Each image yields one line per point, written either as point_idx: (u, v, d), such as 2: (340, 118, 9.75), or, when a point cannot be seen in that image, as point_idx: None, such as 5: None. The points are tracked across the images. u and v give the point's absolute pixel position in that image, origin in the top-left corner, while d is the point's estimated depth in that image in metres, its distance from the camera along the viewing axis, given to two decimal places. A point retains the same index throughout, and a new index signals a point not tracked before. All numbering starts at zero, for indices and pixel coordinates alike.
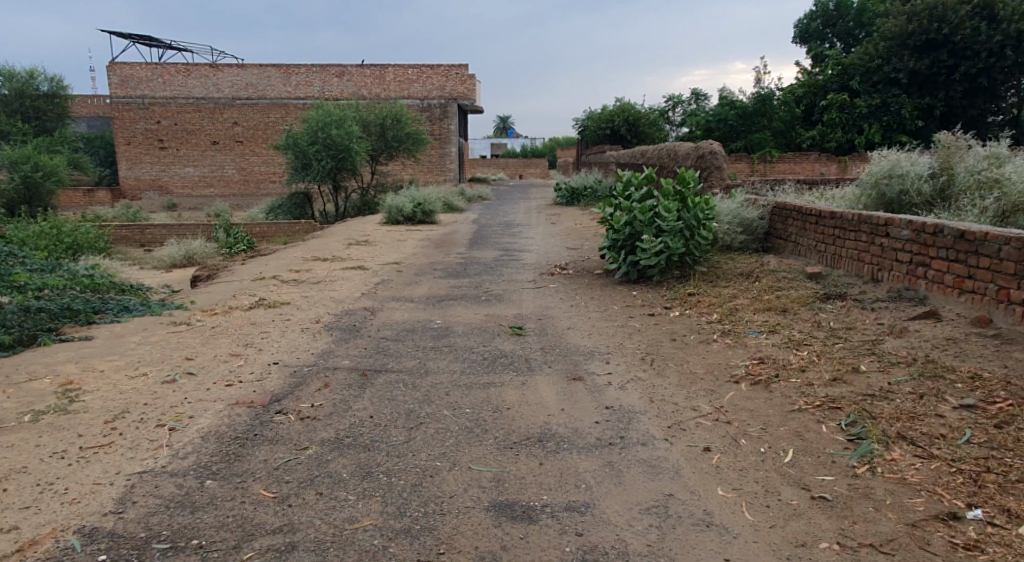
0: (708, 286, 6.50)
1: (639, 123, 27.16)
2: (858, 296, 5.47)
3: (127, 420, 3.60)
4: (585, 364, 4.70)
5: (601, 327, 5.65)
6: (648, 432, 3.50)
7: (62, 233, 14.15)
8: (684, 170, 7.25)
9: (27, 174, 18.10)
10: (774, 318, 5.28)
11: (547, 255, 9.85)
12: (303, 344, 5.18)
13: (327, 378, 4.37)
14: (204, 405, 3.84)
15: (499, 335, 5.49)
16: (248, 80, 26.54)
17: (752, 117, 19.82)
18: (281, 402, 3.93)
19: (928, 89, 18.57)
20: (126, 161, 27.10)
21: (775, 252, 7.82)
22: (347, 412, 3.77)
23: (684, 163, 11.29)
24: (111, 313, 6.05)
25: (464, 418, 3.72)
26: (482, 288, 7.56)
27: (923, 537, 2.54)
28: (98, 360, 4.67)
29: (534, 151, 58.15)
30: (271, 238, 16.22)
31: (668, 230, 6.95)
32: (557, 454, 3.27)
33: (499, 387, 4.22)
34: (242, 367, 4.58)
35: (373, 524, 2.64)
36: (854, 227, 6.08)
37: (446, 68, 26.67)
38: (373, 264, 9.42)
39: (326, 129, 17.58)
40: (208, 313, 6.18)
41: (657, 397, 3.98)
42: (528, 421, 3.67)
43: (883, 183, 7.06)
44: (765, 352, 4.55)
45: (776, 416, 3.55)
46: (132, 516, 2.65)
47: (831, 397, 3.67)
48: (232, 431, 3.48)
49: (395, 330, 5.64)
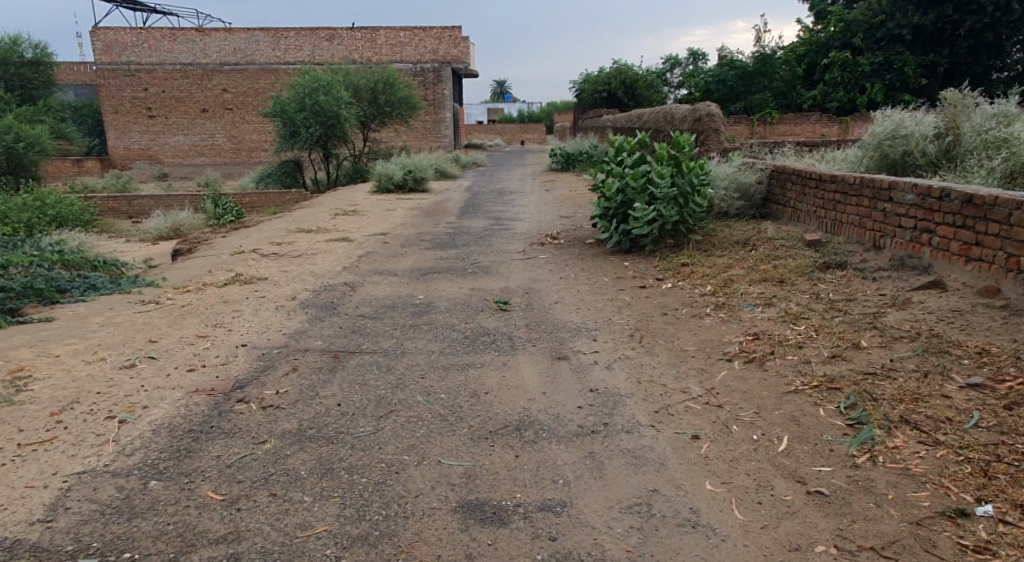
0: (702, 255, 6.22)
1: (636, 86, 26.54)
2: (859, 265, 5.20)
3: (76, 412, 3.37)
4: (571, 341, 4.44)
5: (590, 300, 5.38)
6: (632, 418, 3.26)
7: (46, 205, 13.80)
8: (678, 133, 6.92)
9: (9, 145, 17.64)
10: (770, 289, 5.02)
11: (539, 224, 9.55)
12: (276, 323, 4.93)
13: (297, 360, 4.12)
14: (160, 394, 3.61)
15: (483, 310, 5.24)
16: (236, 45, 25.91)
17: (753, 77, 19.24)
18: (244, 388, 3.68)
19: (932, 46, 18.09)
20: (114, 129, 26.53)
21: (773, 218, 7.53)
22: (314, 399, 3.53)
23: (681, 126, 10.93)
24: (78, 292, 5.81)
25: (438, 405, 3.47)
26: (469, 259, 7.30)
27: (928, 538, 2.31)
28: (55, 344, 4.43)
29: (531, 115, 57.10)
30: (260, 208, 15.88)
31: (661, 198, 6.67)
32: (533, 445, 3.04)
33: (478, 368, 3.98)
34: (208, 349, 4.33)
35: (328, 530, 2.43)
36: (855, 192, 5.80)
37: (439, 30, 26.13)
38: (359, 235, 9.14)
39: (314, 95, 17.11)
40: (181, 290, 5.91)
41: (644, 379, 3.73)
42: (506, 407, 3.44)
43: (887, 144, 6.74)
44: (761, 327, 4.29)
45: (771, 398, 3.30)
46: (61, 527, 2.47)
47: (828, 377, 3.42)
48: (188, 422, 3.25)
49: (374, 307, 5.38)
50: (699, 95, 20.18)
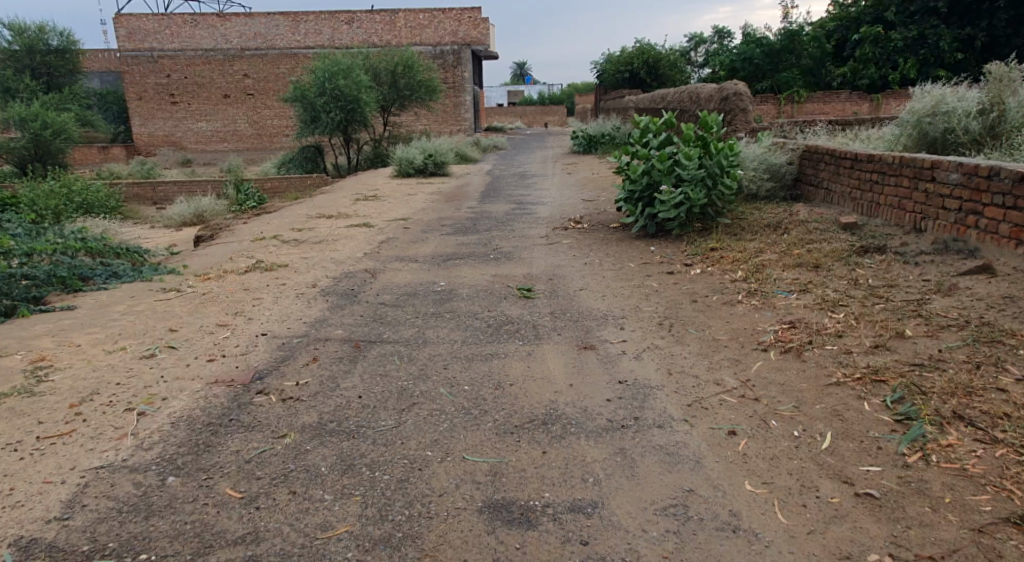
0: (732, 239, 6.03)
1: (659, 65, 26.01)
2: (899, 249, 4.98)
3: (95, 403, 3.30)
4: (598, 330, 4.30)
5: (616, 287, 5.23)
6: (664, 412, 3.12)
7: (72, 193, 13.88)
8: (706, 113, 6.73)
9: (36, 132, 17.77)
10: (805, 275, 4.82)
11: (562, 208, 9.37)
12: (297, 311, 4.86)
13: (317, 350, 4.04)
14: (179, 385, 3.52)
15: (506, 297, 5.11)
16: (256, 30, 25.88)
17: (779, 55, 18.99)
18: (264, 379, 3.60)
19: (969, 19, 17.18)
20: (138, 116, 26.67)
21: (804, 200, 7.29)
22: (335, 391, 3.44)
23: (707, 106, 10.66)
24: (100, 279, 5.76)
25: (462, 398, 3.36)
26: (492, 245, 7.16)
27: (993, 547, 2.15)
28: (76, 333, 4.37)
29: (551, 97, 56.48)
30: (282, 193, 15.85)
31: (688, 180, 6.48)
32: (561, 441, 2.91)
33: (502, 358, 3.87)
34: (228, 339, 4.25)
35: (349, 531, 2.35)
36: (894, 172, 5.56)
37: (458, 11, 25.88)
38: (380, 221, 9.05)
39: (334, 80, 16.98)
40: (202, 278, 5.85)
41: (675, 369, 3.58)
42: (532, 400, 3.32)
43: (926, 121, 6.48)
44: (797, 315, 4.11)
45: (811, 391, 3.14)
46: (77, 525, 2.41)
47: (872, 367, 3.26)
48: (206, 414, 3.17)
49: (395, 295, 5.27)
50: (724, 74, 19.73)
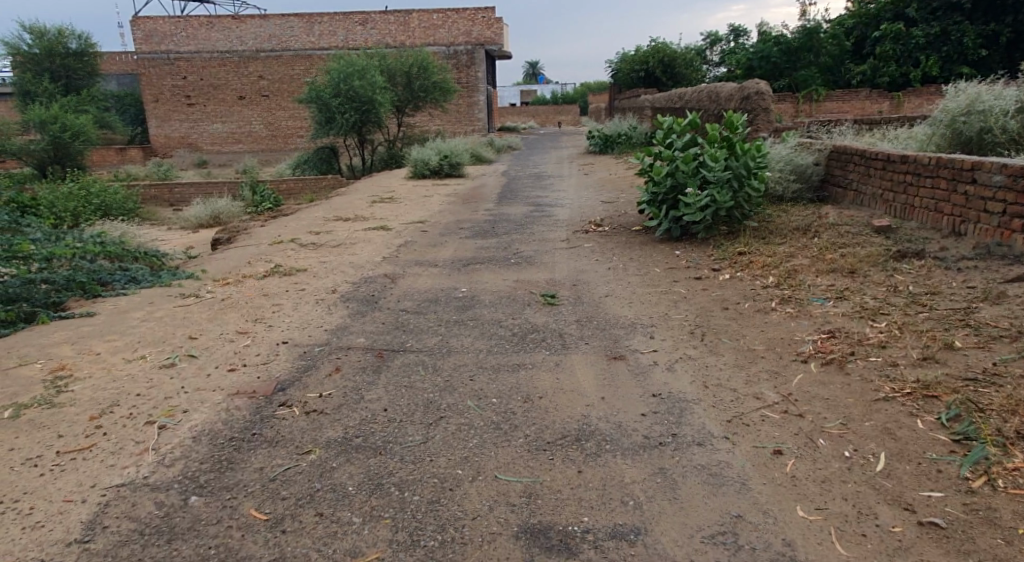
0: (760, 243, 5.86)
1: (674, 64, 25.74)
2: (938, 254, 4.82)
3: (115, 415, 3.17)
4: (627, 339, 4.16)
5: (642, 293, 5.08)
6: (704, 428, 2.98)
7: (91, 195, 13.92)
8: (731, 113, 6.57)
9: (54, 134, 17.85)
10: (840, 281, 4.66)
11: (581, 210, 9.23)
12: (317, 318, 4.76)
13: (338, 360, 3.93)
14: (201, 396, 3.40)
15: (530, 304, 4.98)
16: (271, 31, 25.93)
17: (796, 53, 18.43)
18: (286, 390, 3.49)
19: (993, 14, 16.93)
20: (155, 118, 26.79)
21: (832, 201, 7.10)
22: (359, 403, 3.33)
23: (727, 105, 10.47)
24: (119, 284, 5.68)
25: (490, 411, 3.24)
26: (512, 249, 7.04)
27: None
28: (96, 339, 4.26)
29: (564, 97, 56.28)
30: (297, 195, 15.82)
31: (714, 181, 6.31)
32: (597, 459, 2.78)
33: (530, 369, 3.74)
34: (249, 347, 4.15)
35: (381, 558, 2.25)
36: (931, 173, 5.39)
37: (472, 12, 25.81)
38: (397, 223, 8.96)
39: (349, 80, 16.94)
40: (220, 283, 5.76)
41: (711, 382, 3.44)
42: (563, 414, 3.19)
43: (961, 120, 6.30)
44: (835, 323, 3.96)
45: (858, 408, 3.00)
46: (98, 549, 2.31)
47: (922, 381, 3.12)
48: (228, 428, 3.05)
49: (416, 301, 5.16)
50: (741, 72, 19.49)
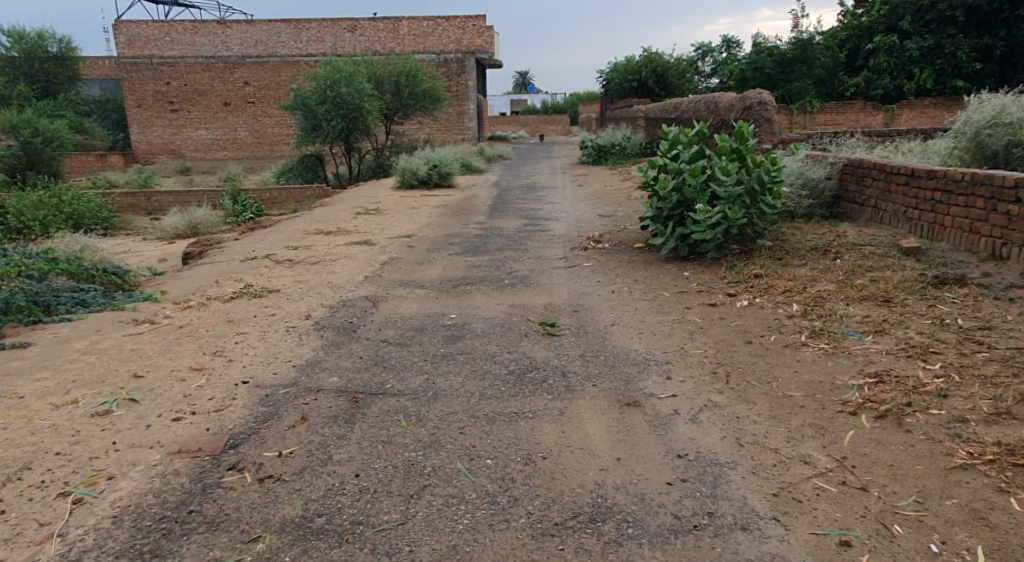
0: (777, 265, 5.34)
1: (666, 73, 25.20)
2: (982, 281, 4.32)
3: (23, 486, 2.61)
4: (640, 381, 3.60)
5: (652, 323, 4.53)
6: (746, 505, 2.45)
7: (62, 202, 13.17)
8: (741, 123, 5.98)
9: (27, 140, 17.07)
10: (876, 311, 4.13)
11: (578, 224, 8.69)
12: (284, 350, 4.17)
13: (305, 406, 3.34)
14: (134, 456, 2.82)
15: (527, 335, 4.43)
16: (258, 38, 25.40)
17: (791, 64, 18.01)
18: (238, 449, 2.89)
19: (987, 28, 16.19)
20: (138, 124, 26.05)
21: (847, 217, 6.60)
22: (325, 467, 2.75)
23: (727, 115, 10.01)
24: (64, 309, 5.04)
25: (484, 478, 2.67)
26: (505, 268, 6.47)
27: None
28: (22, 378, 3.66)
29: (555, 107, 55.99)
30: (282, 204, 15.19)
31: (725, 197, 5.78)
32: (618, 550, 2.26)
33: (530, 420, 3.17)
34: (201, 389, 3.54)
35: None
36: (964, 190, 4.93)
37: (462, 19, 25.37)
38: (381, 238, 8.39)
39: (336, 87, 16.34)
40: (180, 307, 5.16)
41: (746, 439, 2.89)
42: (573, 482, 2.64)
43: (986, 133, 5.85)
44: (880, 364, 3.43)
45: (933, 479, 2.50)
46: None
47: (1003, 443, 2.61)
48: (160, 503, 2.50)
49: (400, 330, 4.59)
50: (735, 82, 19.09)
